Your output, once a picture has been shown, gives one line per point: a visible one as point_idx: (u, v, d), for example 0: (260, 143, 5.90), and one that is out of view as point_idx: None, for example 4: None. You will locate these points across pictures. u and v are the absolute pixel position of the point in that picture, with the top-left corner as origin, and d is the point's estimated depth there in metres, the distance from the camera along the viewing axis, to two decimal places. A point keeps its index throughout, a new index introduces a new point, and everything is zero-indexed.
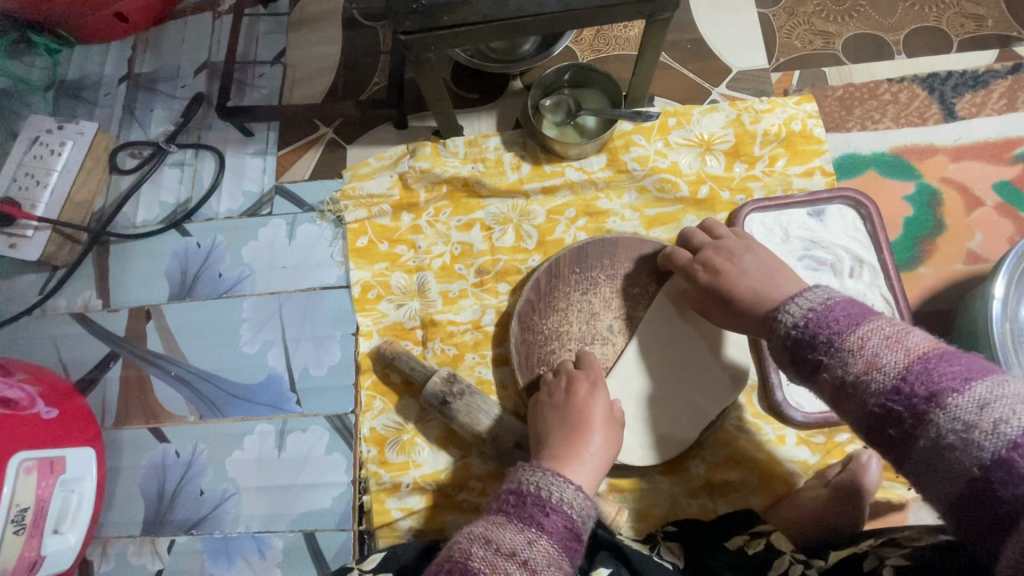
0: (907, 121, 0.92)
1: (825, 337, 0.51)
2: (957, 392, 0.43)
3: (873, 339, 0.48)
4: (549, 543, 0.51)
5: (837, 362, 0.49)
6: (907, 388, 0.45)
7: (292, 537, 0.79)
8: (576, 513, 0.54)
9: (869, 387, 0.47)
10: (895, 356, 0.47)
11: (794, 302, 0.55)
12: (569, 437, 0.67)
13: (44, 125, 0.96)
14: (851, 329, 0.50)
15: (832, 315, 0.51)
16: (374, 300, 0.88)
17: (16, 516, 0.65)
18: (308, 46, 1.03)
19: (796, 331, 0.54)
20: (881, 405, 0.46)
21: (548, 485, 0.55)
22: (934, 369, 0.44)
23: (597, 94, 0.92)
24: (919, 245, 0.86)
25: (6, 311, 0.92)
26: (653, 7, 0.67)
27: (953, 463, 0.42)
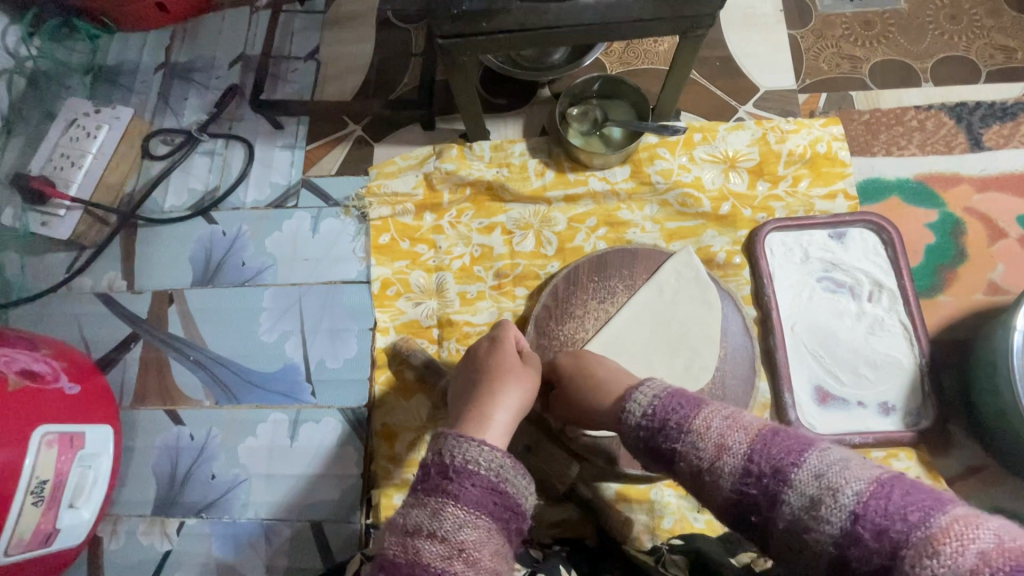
0: (933, 149, 0.92)
1: (673, 425, 0.51)
2: (797, 466, 0.44)
3: (714, 421, 0.50)
4: (457, 507, 0.49)
5: (689, 449, 0.50)
6: (756, 468, 0.46)
7: (299, 527, 0.80)
8: (483, 469, 0.51)
9: (723, 472, 0.47)
10: (737, 437, 0.48)
11: (634, 393, 0.55)
12: (480, 386, 0.63)
13: (83, 108, 0.99)
14: (695, 410, 0.51)
15: (675, 401, 0.52)
16: (393, 297, 0.89)
17: (36, 487, 0.67)
18: (342, 45, 1.05)
19: (647, 414, 0.53)
20: (736, 490, 0.46)
21: (451, 449, 0.53)
22: (770, 445, 0.46)
23: (624, 104, 0.93)
24: (940, 272, 0.86)
25: (35, 287, 0.95)
26: (688, 23, 0.67)
27: (814, 547, 0.41)
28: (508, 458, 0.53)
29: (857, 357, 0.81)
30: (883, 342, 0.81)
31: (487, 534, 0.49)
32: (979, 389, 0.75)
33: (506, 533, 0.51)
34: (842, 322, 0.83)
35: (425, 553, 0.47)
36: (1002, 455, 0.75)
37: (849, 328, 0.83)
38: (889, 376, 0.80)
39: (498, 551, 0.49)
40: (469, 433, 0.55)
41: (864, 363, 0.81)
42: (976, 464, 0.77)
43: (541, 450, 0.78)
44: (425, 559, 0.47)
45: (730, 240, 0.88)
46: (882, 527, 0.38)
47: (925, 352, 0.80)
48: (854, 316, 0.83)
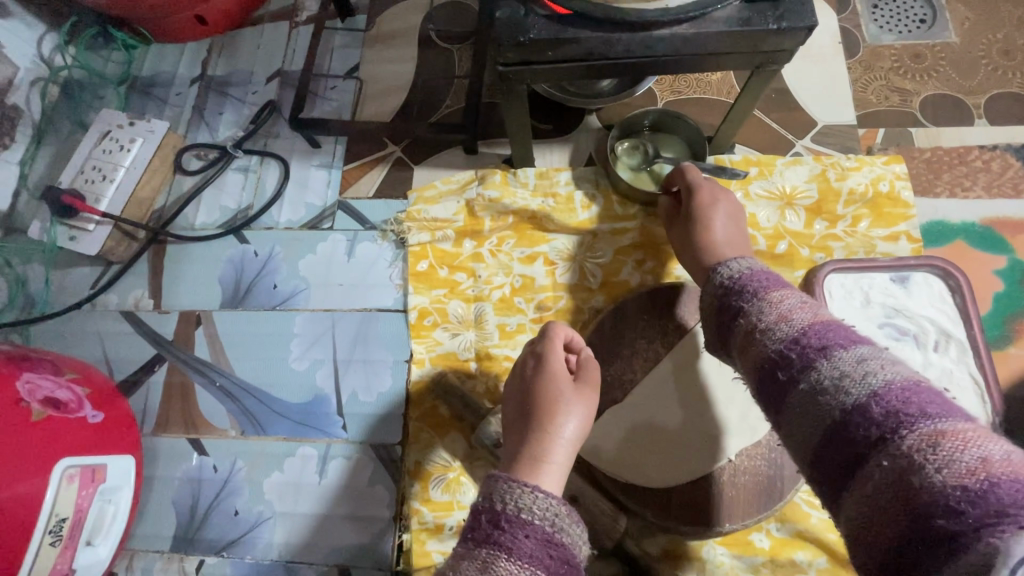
0: (1000, 191, 0.87)
1: (752, 288, 0.55)
2: (845, 348, 0.45)
3: (789, 300, 0.52)
4: (511, 559, 0.45)
5: (754, 309, 0.53)
6: (804, 339, 0.47)
7: (326, 571, 0.75)
8: (537, 518, 0.49)
9: (774, 335, 0.49)
10: (803, 316, 0.50)
11: (727, 264, 0.60)
12: (534, 419, 0.60)
13: (117, 121, 0.97)
14: (778, 285, 0.55)
15: (762, 276, 0.56)
16: (429, 327, 0.85)
17: (54, 526, 0.63)
18: (383, 63, 1.02)
19: (732, 278, 0.58)
20: (778, 351, 0.48)
21: (502, 496, 0.51)
22: (827, 331, 0.47)
23: (677, 141, 0.89)
24: (1010, 323, 0.81)
25: (58, 302, 0.93)
26: (764, 58, 0.64)
27: (822, 407, 0.43)
28: (562, 506, 0.51)
29: None
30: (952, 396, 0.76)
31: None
32: None
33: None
34: None
35: None
36: None
37: None
38: None
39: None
40: (521, 479, 0.53)
41: None
42: None
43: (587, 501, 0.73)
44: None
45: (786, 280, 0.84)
46: (894, 407, 0.39)
47: (998, 410, 0.75)
48: (920, 366, 0.78)
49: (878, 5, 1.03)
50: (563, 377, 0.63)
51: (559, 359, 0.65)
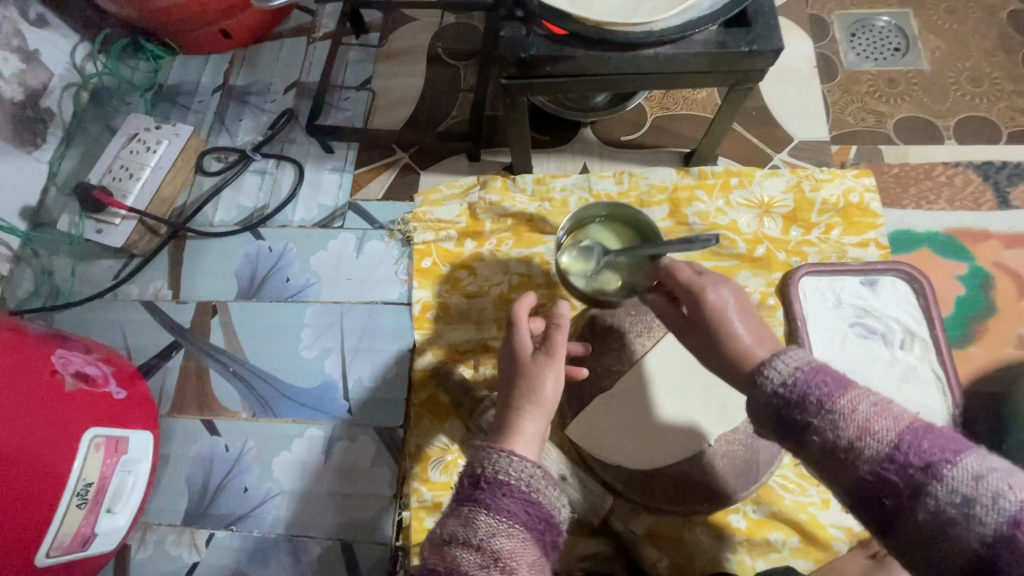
0: (962, 204, 0.95)
1: (815, 399, 0.45)
2: (951, 463, 0.39)
3: (861, 403, 0.43)
4: (489, 517, 0.49)
5: (827, 425, 0.44)
6: (902, 457, 0.40)
7: (329, 546, 0.80)
8: (515, 479, 0.51)
9: (864, 456, 0.42)
10: (886, 423, 0.42)
11: (770, 364, 0.49)
12: (517, 398, 0.61)
13: (144, 124, 1.04)
14: (842, 389, 0.45)
15: (821, 377, 0.45)
16: (432, 320, 0.91)
17: (81, 490, 0.68)
18: (394, 77, 1.10)
19: (786, 382, 0.47)
20: (873, 474, 0.41)
21: (482, 460, 0.54)
22: (923, 438, 0.41)
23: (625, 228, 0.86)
24: (970, 324, 0.87)
25: (82, 293, 0.98)
26: (739, 77, 0.71)
27: (955, 541, 0.38)
28: (540, 468, 0.53)
29: None
30: (916, 390, 0.82)
31: (523, 543, 0.49)
32: None
33: (542, 543, 0.51)
34: (874, 368, 0.84)
35: (461, 562, 0.48)
36: None
37: (881, 374, 0.84)
38: None
39: (537, 561, 0.50)
40: (500, 445, 0.55)
41: None
42: None
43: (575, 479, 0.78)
44: (463, 567, 0.47)
45: (764, 282, 0.90)
46: None
47: (958, 403, 0.81)
48: (887, 362, 0.85)
49: (855, 35, 1.12)
50: (531, 353, 0.64)
51: (526, 338, 0.65)
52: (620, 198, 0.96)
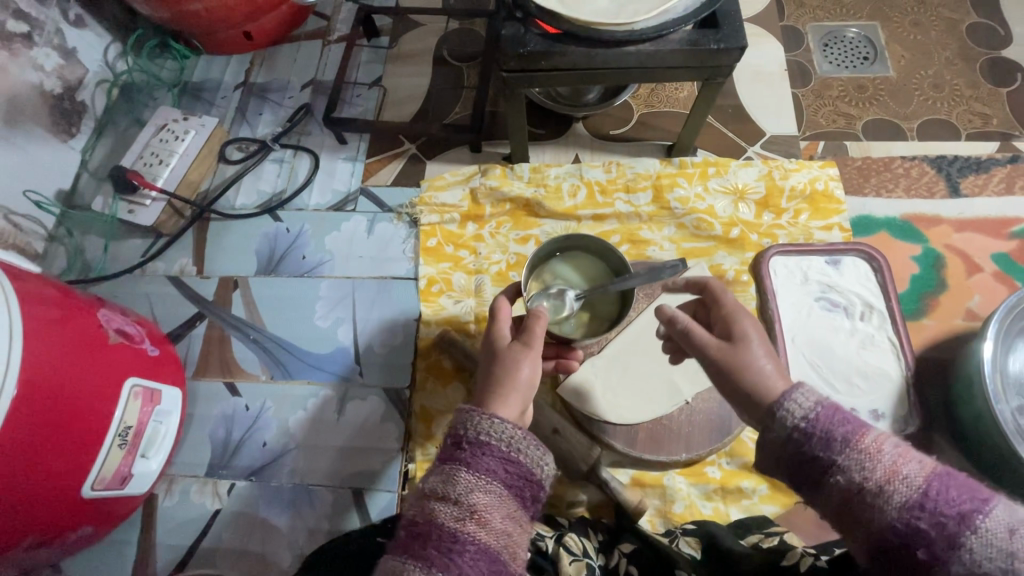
0: (917, 193, 1.05)
1: (838, 438, 0.50)
2: (984, 514, 0.44)
3: (884, 447, 0.49)
4: (468, 473, 0.53)
5: (854, 465, 0.48)
6: (931, 504, 0.45)
7: (341, 494, 0.87)
8: (495, 440, 0.55)
9: (893, 501, 0.46)
10: (912, 468, 0.47)
11: (792, 396, 0.54)
12: (493, 381, 0.62)
13: (172, 115, 1.13)
14: (862, 431, 0.50)
15: (838, 416, 0.51)
16: (437, 293, 0.99)
17: (123, 432, 0.77)
18: (403, 76, 1.20)
19: (808, 417, 0.52)
20: (904, 520, 0.45)
21: (465, 422, 0.57)
22: (949, 486, 0.45)
23: (587, 257, 0.83)
24: (923, 299, 0.97)
25: (113, 269, 1.06)
26: (711, 72, 0.81)
27: None
28: (521, 430, 0.57)
29: (851, 369, 0.91)
30: (873, 356, 0.91)
31: (499, 498, 0.53)
32: (958, 400, 0.84)
33: (520, 499, 0.54)
34: (837, 337, 0.93)
35: (440, 514, 0.52)
36: (981, 463, 0.82)
37: (844, 343, 0.93)
38: (879, 385, 0.90)
39: (513, 515, 0.53)
40: (483, 409, 0.59)
41: (857, 374, 0.91)
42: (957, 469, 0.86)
43: (567, 433, 0.84)
44: (441, 518, 0.51)
45: (738, 260, 1.00)
46: None
47: (911, 366, 0.90)
48: (848, 332, 0.94)
49: (828, 45, 1.23)
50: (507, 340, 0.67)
51: (506, 328, 0.69)
52: (608, 185, 1.05)
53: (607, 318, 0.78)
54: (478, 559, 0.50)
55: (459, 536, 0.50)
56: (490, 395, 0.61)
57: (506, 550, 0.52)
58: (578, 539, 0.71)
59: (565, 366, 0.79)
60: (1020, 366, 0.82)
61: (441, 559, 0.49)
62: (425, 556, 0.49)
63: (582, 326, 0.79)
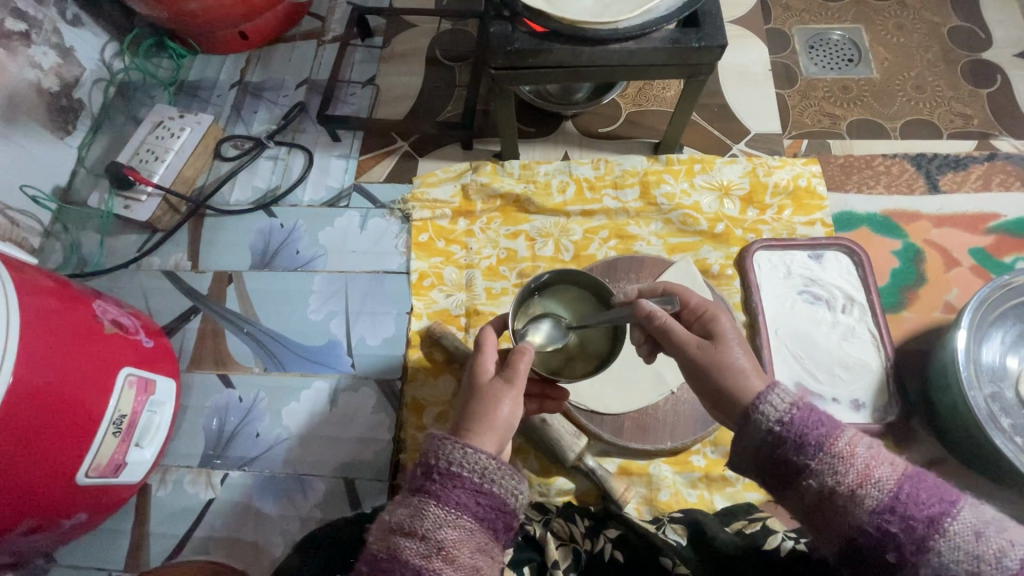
0: (897, 190, 1.07)
1: (812, 442, 0.50)
2: (952, 517, 0.45)
3: (857, 450, 0.49)
4: (437, 508, 0.52)
5: (827, 470, 0.49)
6: (902, 507, 0.46)
7: (333, 483, 0.89)
8: (465, 472, 0.54)
9: (864, 505, 0.47)
10: (885, 471, 0.48)
11: (768, 398, 0.54)
12: (472, 417, 0.60)
13: (168, 113, 1.15)
14: (835, 433, 0.51)
15: (813, 417, 0.52)
16: (428, 287, 1.01)
17: (117, 420, 0.78)
18: (396, 76, 1.22)
19: (783, 420, 0.52)
20: (873, 524, 0.47)
21: (437, 451, 0.56)
22: (919, 490, 0.47)
23: (580, 291, 0.77)
24: (902, 292, 0.99)
25: (107, 263, 1.08)
26: (694, 70, 0.84)
27: None
28: (494, 460, 0.55)
29: (832, 359, 0.93)
30: (854, 347, 0.93)
31: (468, 532, 0.52)
32: (934, 388, 0.86)
33: (492, 530, 0.54)
34: (819, 329, 0.95)
35: (407, 550, 0.51)
36: (957, 450, 0.85)
37: (826, 334, 0.95)
38: (860, 376, 0.92)
39: (482, 548, 0.53)
40: (457, 436, 0.57)
41: (838, 364, 0.93)
42: (935, 456, 0.88)
43: (555, 421, 0.86)
44: (406, 554, 0.51)
45: (723, 254, 1.02)
46: None
47: (890, 356, 0.92)
48: (830, 324, 0.96)
49: (814, 47, 1.26)
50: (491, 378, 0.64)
51: (491, 361, 0.65)
52: (596, 181, 1.07)
53: (595, 357, 0.74)
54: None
55: (424, 573, 0.50)
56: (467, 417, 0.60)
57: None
58: (566, 524, 0.74)
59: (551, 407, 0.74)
60: (993, 355, 0.84)
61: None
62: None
63: (570, 364, 0.75)
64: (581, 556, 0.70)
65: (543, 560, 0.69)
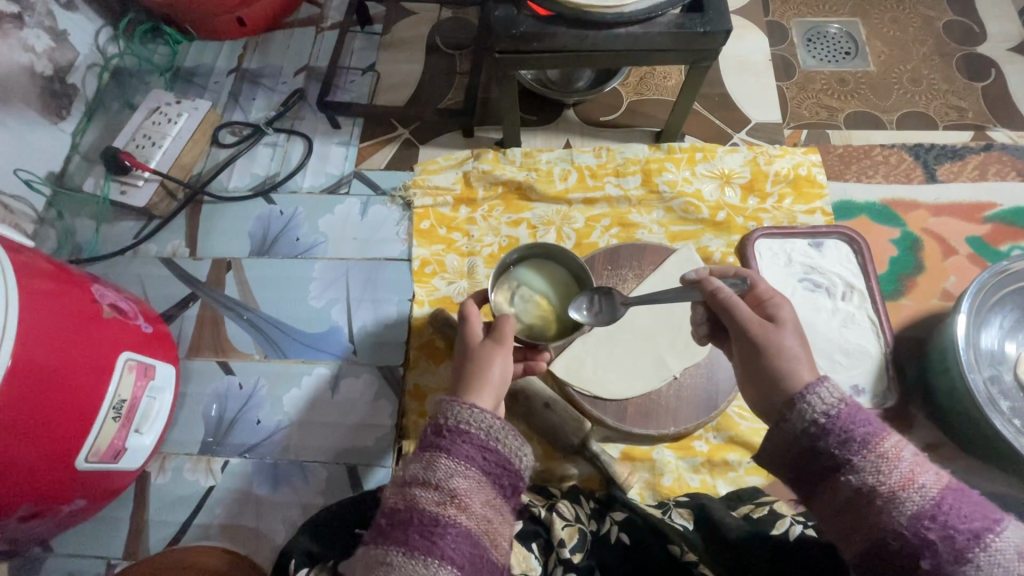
0: (896, 179, 1.08)
1: (856, 438, 0.50)
2: (994, 533, 0.45)
3: (903, 454, 0.49)
4: (448, 460, 0.54)
5: (870, 469, 0.49)
6: (943, 516, 0.46)
7: (335, 469, 0.88)
8: (473, 428, 0.56)
9: (904, 509, 0.47)
10: (928, 479, 0.48)
11: (817, 390, 0.54)
12: (467, 377, 0.63)
13: (165, 99, 1.13)
14: (882, 435, 0.50)
15: (860, 416, 0.51)
16: (429, 274, 1.01)
17: (117, 405, 0.77)
18: (396, 63, 1.21)
19: (828, 414, 0.52)
20: (911, 527, 0.46)
21: (444, 411, 0.58)
22: (963, 503, 0.46)
23: (550, 263, 0.79)
24: (900, 280, 1.00)
25: (102, 250, 1.06)
26: (698, 56, 0.84)
27: None
28: (499, 419, 0.58)
29: (833, 346, 0.94)
30: (854, 333, 0.94)
31: (478, 484, 0.54)
32: (933, 372, 0.87)
33: (500, 486, 0.56)
34: (819, 316, 0.96)
35: (420, 500, 0.53)
36: (955, 433, 0.86)
37: (826, 321, 0.96)
38: (859, 362, 0.92)
39: (491, 502, 0.55)
40: (463, 398, 0.60)
41: (838, 350, 0.93)
42: (933, 441, 0.89)
43: (558, 407, 0.86)
44: (421, 505, 0.53)
45: (725, 242, 1.02)
46: None
47: (889, 343, 0.93)
48: (830, 311, 0.96)
49: (812, 40, 1.27)
50: (480, 339, 0.66)
51: (477, 325, 0.68)
52: (598, 169, 1.07)
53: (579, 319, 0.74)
54: (459, 543, 0.52)
55: (439, 522, 0.52)
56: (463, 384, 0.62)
57: (486, 535, 0.54)
58: (572, 507, 0.74)
59: (532, 369, 0.74)
60: (992, 340, 0.85)
61: (422, 544, 0.51)
62: (406, 543, 0.51)
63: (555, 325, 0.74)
64: (587, 536, 0.70)
65: (549, 539, 0.70)
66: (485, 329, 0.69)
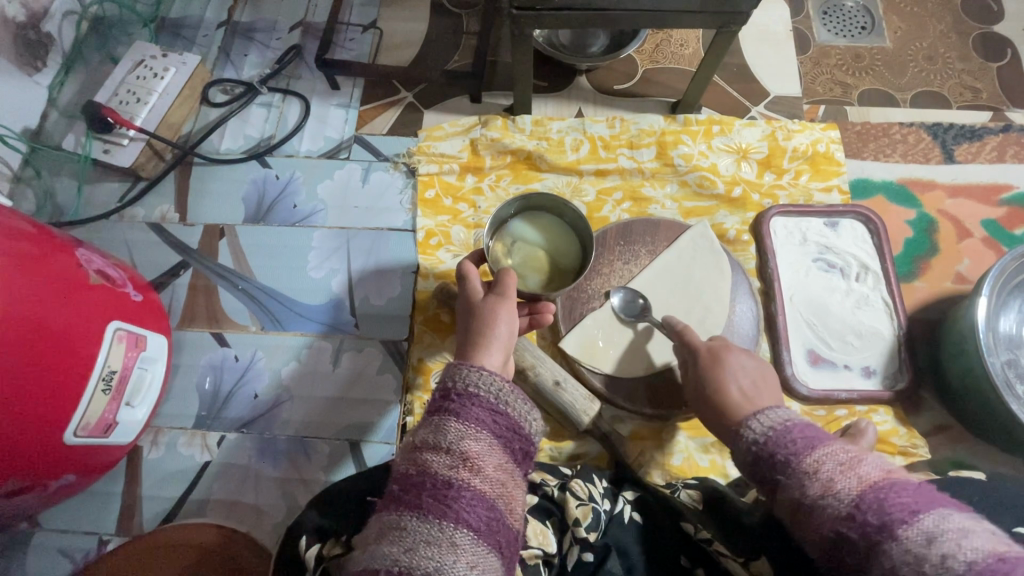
0: (913, 158, 1.06)
1: (781, 457, 0.53)
2: (907, 522, 0.42)
3: (823, 465, 0.49)
4: (458, 422, 0.52)
5: (794, 483, 0.50)
6: (860, 515, 0.45)
7: (337, 445, 0.86)
8: (483, 389, 0.55)
9: (824, 512, 0.47)
10: (848, 482, 0.47)
11: (756, 417, 0.58)
12: (473, 335, 0.62)
13: (150, 51, 1.05)
14: (806, 450, 0.51)
15: (791, 436, 0.53)
16: (435, 246, 0.96)
17: (106, 376, 0.72)
18: (398, 22, 1.14)
19: (761, 440, 0.56)
20: (833, 531, 0.46)
21: (453, 376, 0.57)
22: (884, 499, 0.44)
23: (545, 215, 0.84)
24: (916, 262, 0.99)
25: (86, 213, 0.99)
26: (726, 19, 0.80)
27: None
28: (508, 383, 0.56)
29: (846, 327, 0.92)
30: (867, 315, 0.92)
31: (490, 446, 0.52)
32: (946, 355, 0.86)
33: (511, 450, 0.54)
34: (833, 296, 0.94)
35: (432, 464, 0.51)
36: (965, 415, 0.85)
37: (840, 302, 0.94)
38: (873, 344, 0.91)
39: (504, 465, 0.53)
40: (471, 362, 0.59)
41: (851, 332, 0.92)
42: (942, 423, 0.89)
43: (569, 384, 0.83)
44: (433, 469, 0.50)
45: (740, 219, 0.99)
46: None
47: (903, 325, 0.92)
48: (844, 292, 0.94)
49: (827, 13, 1.22)
50: (481, 296, 0.67)
51: (477, 284, 0.69)
52: (611, 140, 1.03)
53: (571, 270, 0.80)
54: (474, 506, 0.49)
55: (453, 485, 0.49)
56: (471, 353, 0.61)
57: (501, 499, 0.51)
58: (586, 484, 0.69)
59: (538, 322, 0.76)
60: (1010, 325, 0.84)
61: (436, 507, 0.48)
62: (421, 506, 0.48)
63: (552, 275, 0.81)
64: (602, 514, 0.67)
65: (563, 517, 0.68)
66: (487, 287, 0.70)
